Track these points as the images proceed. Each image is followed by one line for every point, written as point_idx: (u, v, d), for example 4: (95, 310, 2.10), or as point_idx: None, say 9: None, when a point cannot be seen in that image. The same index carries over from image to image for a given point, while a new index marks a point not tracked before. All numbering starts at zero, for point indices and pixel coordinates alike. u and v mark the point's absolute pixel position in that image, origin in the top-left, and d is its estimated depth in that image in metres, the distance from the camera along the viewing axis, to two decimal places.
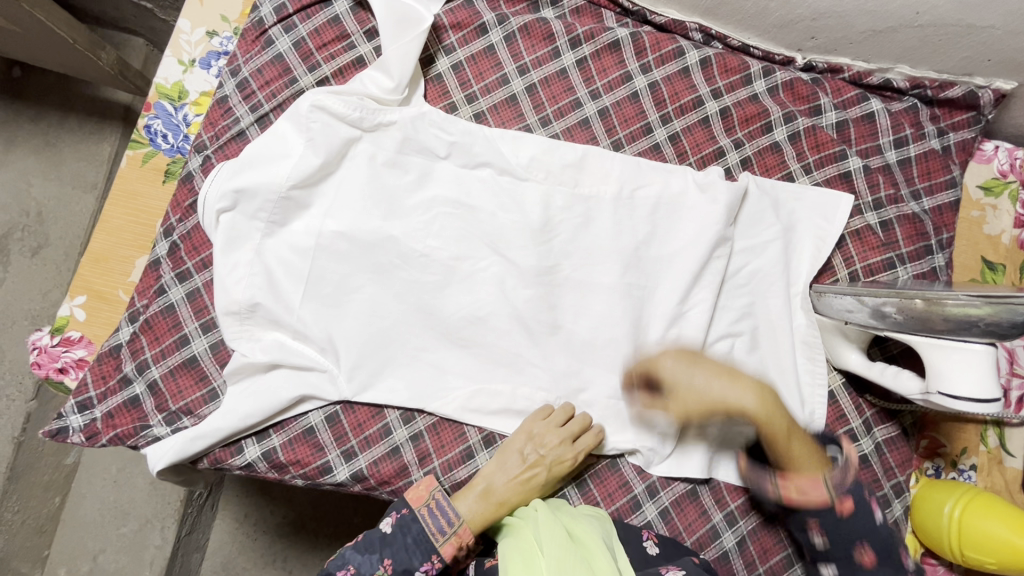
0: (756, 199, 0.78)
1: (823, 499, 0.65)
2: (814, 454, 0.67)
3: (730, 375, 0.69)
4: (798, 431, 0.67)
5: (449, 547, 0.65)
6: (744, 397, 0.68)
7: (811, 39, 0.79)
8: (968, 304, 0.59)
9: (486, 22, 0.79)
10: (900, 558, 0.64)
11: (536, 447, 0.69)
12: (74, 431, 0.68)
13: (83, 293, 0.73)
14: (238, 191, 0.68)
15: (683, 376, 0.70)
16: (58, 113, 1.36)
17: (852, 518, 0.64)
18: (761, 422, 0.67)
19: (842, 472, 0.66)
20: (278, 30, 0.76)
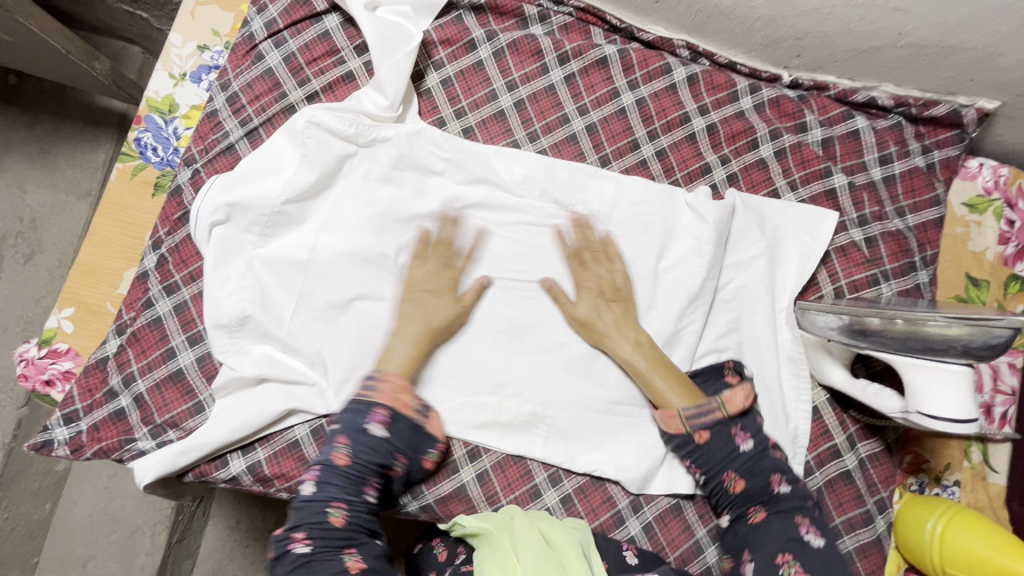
0: (741, 216, 0.79)
1: (678, 429, 0.69)
2: (687, 386, 0.70)
3: (627, 331, 0.72)
4: (674, 373, 0.71)
5: (386, 396, 0.66)
6: (641, 361, 0.71)
7: (796, 57, 0.80)
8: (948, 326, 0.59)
9: (475, 38, 0.80)
10: (794, 522, 0.63)
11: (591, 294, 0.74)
12: (60, 444, 0.67)
13: (70, 305, 0.73)
14: (232, 207, 0.70)
15: (586, 305, 0.73)
16: (54, 120, 1.37)
17: (709, 445, 0.68)
18: (638, 376, 0.71)
19: (707, 409, 0.68)
20: (268, 45, 0.76)
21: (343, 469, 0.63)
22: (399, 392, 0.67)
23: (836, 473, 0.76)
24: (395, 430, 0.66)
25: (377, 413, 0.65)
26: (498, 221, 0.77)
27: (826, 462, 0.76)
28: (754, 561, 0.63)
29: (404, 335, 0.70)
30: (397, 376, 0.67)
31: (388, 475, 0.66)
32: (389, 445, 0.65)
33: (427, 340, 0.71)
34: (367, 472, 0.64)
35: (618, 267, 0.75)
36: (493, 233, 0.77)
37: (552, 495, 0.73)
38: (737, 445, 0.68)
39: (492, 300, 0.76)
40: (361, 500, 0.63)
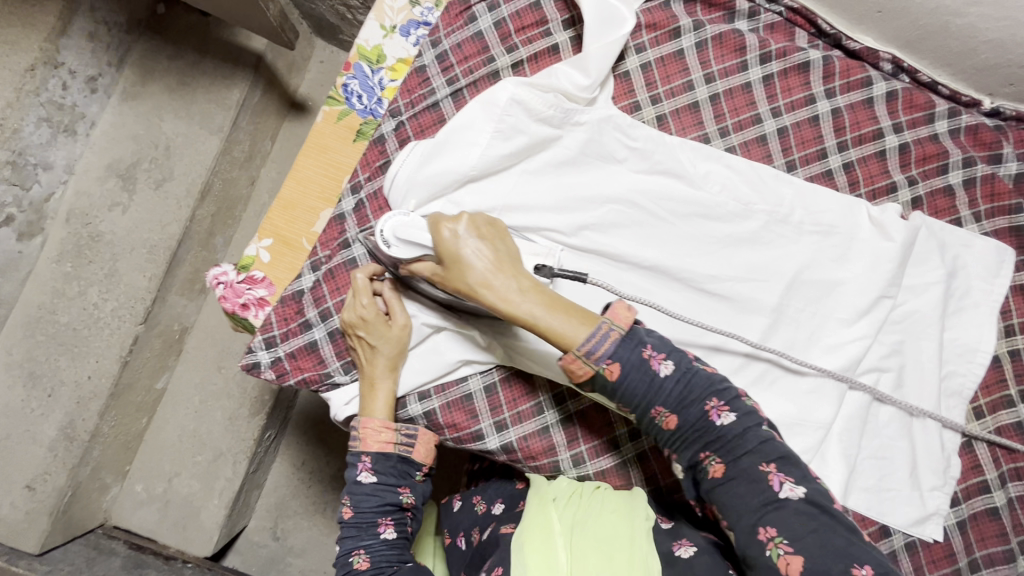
0: (923, 240, 0.78)
1: (587, 371, 0.60)
2: (582, 311, 0.62)
3: (503, 274, 0.63)
4: (570, 305, 0.62)
5: (369, 441, 0.69)
6: (533, 305, 0.61)
7: (1008, 86, 0.79)
8: (418, 235, 0.65)
9: (682, 26, 0.79)
10: (766, 476, 0.57)
11: (444, 232, 0.64)
12: (264, 367, 0.72)
13: (271, 237, 0.77)
14: (429, 179, 0.72)
15: (455, 242, 0.63)
16: (196, 52, 1.42)
17: (624, 379, 0.60)
18: (533, 324, 0.61)
19: (602, 334, 0.60)
20: (482, 7, 0.77)
21: (353, 521, 0.68)
22: (382, 433, 0.69)
23: (982, 507, 0.76)
24: (382, 469, 0.69)
25: (362, 461, 0.69)
26: (678, 213, 0.77)
27: (973, 495, 0.76)
28: (735, 530, 0.57)
29: (383, 372, 0.70)
30: (374, 419, 0.69)
31: (402, 510, 0.70)
32: (383, 488, 0.68)
33: (392, 370, 0.70)
34: (373, 517, 0.68)
35: (464, 221, 0.65)
36: (671, 224, 0.77)
37: None
38: (655, 371, 0.60)
39: (665, 292, 0.77)
40: (376, 542, 0.67)
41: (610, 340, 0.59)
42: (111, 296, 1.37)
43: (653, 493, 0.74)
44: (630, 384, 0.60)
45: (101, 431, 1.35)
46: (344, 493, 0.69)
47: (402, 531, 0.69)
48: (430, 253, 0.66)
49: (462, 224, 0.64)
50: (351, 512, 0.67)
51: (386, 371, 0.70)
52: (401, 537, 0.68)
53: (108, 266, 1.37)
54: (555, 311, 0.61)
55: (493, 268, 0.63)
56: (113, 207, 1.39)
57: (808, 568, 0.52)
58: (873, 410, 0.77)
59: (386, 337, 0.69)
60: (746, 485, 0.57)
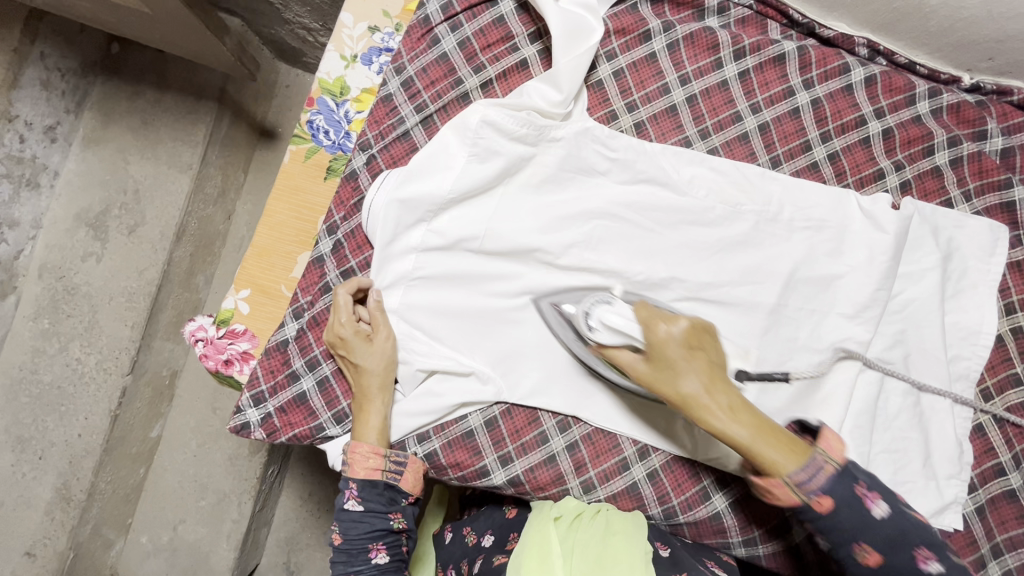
0: (916, 225, 0.76)
1: (792, 500, 0.56)
2: (795, 440, 0.56)
3: (714, 383, 0.58)
4: (781, 431, 0.57)
5: (357, 468, 0.67)
6: (739, 429, 0.56)
7: (987, 60, 0.77)
8: (625, 324, 0.61)
9: (651, 29, 0.77)
10: None
11: (665, 330, 0.59)
12: (254, 425, 0.69)
13: (248, 287, 0.74)
14: (405, 204, 0.69)
15: (675, 349, 0.58)
16: (157, 91, 1.38)
17: (835, 515, 0.55)
18: (743, 450, 0.56)
19: (818, 469, 0.55)
20: (444, 28, 0.75)
21: (343, 547, 0.67)
22: (369, 459, 0.67)
23: (1000, 491, 0.75)
24: (369, 497, 0.67)
25: (350, 488, 0.67)
26: (664, 222, 0.75)
27: (989, 479, 0.75)
28: None
29: (372, 393, 0.67)
30: (362, 443, 0.67)
31: (393, 533, 0.68)
32: (371, 515, 0.67)
33: (382, 391, 0.68)
34: (363, 544, 0.67)
35: (682, 321, 0.60)
36: (658, 234, 0.75)
37: (721, 498, 0.71)
38: (870, 510, 0.55)
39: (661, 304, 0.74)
40: (368, 568, 0.66)
41: (825, 474, 0.55)
42: (94, 348, 1.33)
43: (668, 513, 0.71)
44: (843, 521, 0.55)
45: (98, 487, 1.32)
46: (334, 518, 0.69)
47: (395, 554, 0.68)
48: (636, 346, 0.61)
49: (681, 325, 0.59)
50: (342, 540, 0.67)
51: (375, 390, 0.67)
52: (393, 560, 0.68)
53: (87, 319, 1.33)
54: (722, 422, 0.56)
55: (706, 384, 0.57)
56: (86, 257, 1.35)
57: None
58: (881, 402, 0.75)
59: (375, 355, 0.68)
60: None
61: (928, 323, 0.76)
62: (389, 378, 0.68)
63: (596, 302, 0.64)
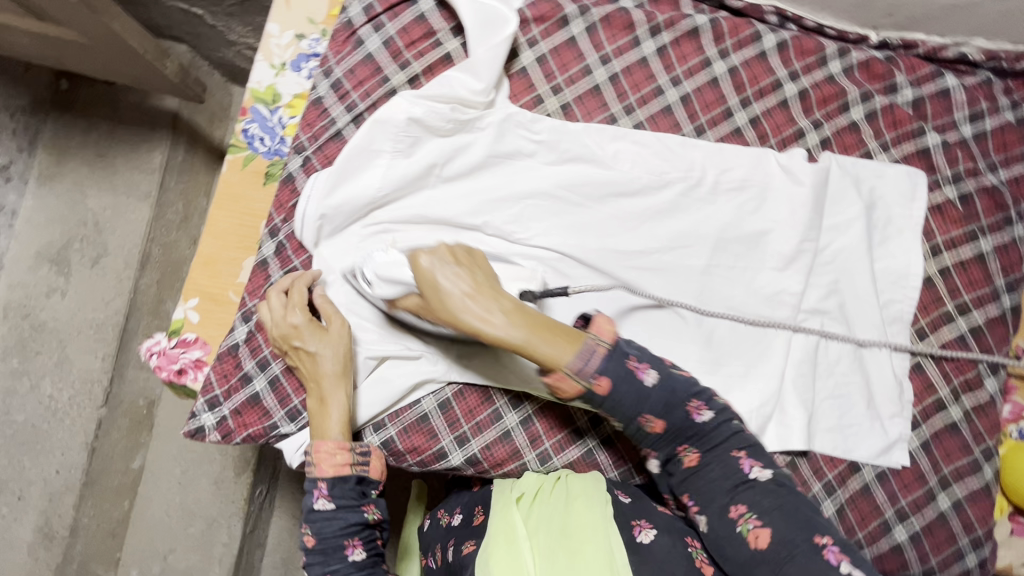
0: (838, 178, 0.80)
1: (575, 389, 0.57)
2: (568, 329, 0.57)
3: (487, 291, 0.58)
4: (552, 322, 0.58)
5: (324, 466, 0.64)
6: (515, 330, 0.56)
7: (887, 16, 0.82)
8: (393, 271, 0.64)
9: (568, 14, 0.80)
10: (734, 459, 0.60)
11: (420, 257, 0.60)
12: (209, 430, 0.70)
13: (196, 296, 0.75)
14: (338, 206, 0.72)
15: (434, 269, 0.59)
16: (109, 122, 1.39)
17: (614, 393, 0.57)
18: (522, 352, 0.56)
19: (591, 350, 0.57)
20: (367, 29, 0.77)
21: (318, 548, 0.64)
22: (336, 456, 0.65)
23: (942, 424, 0.78)
24: (341, 494, 0.65)
25: (318, 487, 0.64)
26: (593, 196, 0.77)
27: (931, 414, 0.78)
28: (705, 514, 0.60)
29: (333, 384, 0.67)
30: (327, 440, 0.66)
31: (369, 527, 0.66)
32: (344, 511, 0.64)
33: (341, 380, 0.68)
34: (338, 541, 0.64)
35: (442, 249, 0.61)
36: (588, 208, 0.77)
37: None
38: (643, 380, 0.58)
39: (601, 276, 0.76)
40: (345, 566, 0.64)
41: (598, 354, 0.57)
42: (67, 384, 1.34)
43: (624, 476, 0.75)
44: (621, 397, 0.58)
45: (81, 523, 1.31)
46: (304, 521, 0.65)
47: (372, 548, 0.66)
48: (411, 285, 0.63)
49: (439, 251, 0.60)
50: (315, 541, 0.64)
51: (333, 379, 0.67)
52: (371, 554, 0.65)
53: (57, 354, 1.34)
54: (495, 325, 0.56)
55: (471, 293, 0.58)
56: (51, 293, 1.35)
57: (774, 539, 0.56)
58: (822, 350, 0.78)
59: (328, 345, 0.68)
60: (739, 482, 0.59)
61: (859, 270, 0.79)
62: (346, 367, 0.68)
63: (375, 258, 0.67)
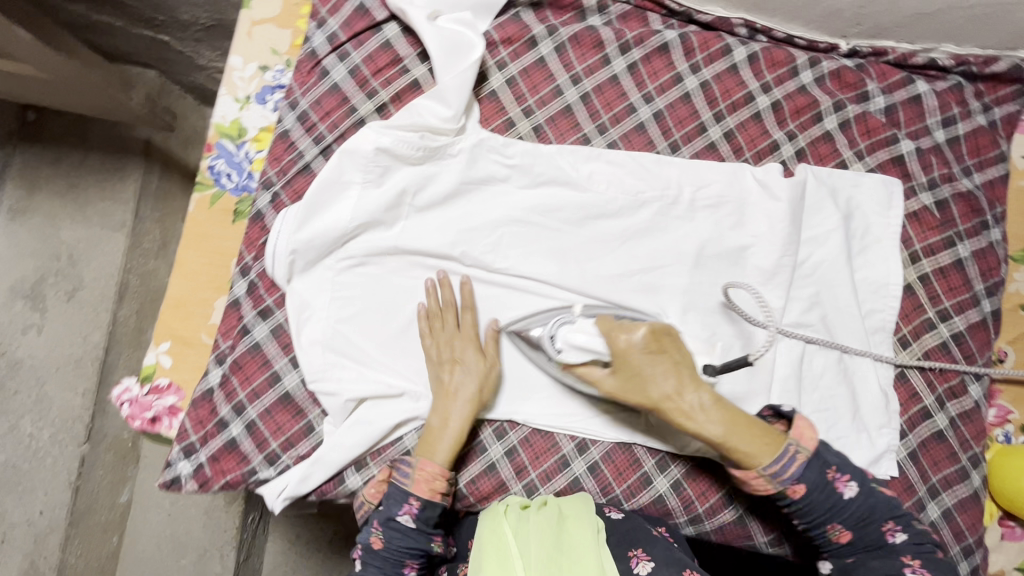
0: (814, 190, 0.79)
1: (767, 489, 0.61)
2: (768, 430, 0.61)
3: (693, 379, 0.62)
4: (755, 423, 0.61)
5: (422, 486, 0.65)
6: (713, 426, 0.61)
7: (856, 26, 0.82)
8: (589, 340, 0.65)
9: (536, 35, 0.79)
10: (897, 562, 0.59)
11: (621, 337, 0.63)
12: (186, 478, 0.69)
13: (167, 340, 0.74)
14: (308, 242, 0.70)
15: (638, 355, 0.63)
16: (79, 152, 1.35)
17: (807, 499, 0.60)
18: (717, 446, 0.61)
19: (788, 456, 0.60)
20: (332, 59, 0.75)
21: (380, 552, 0.64)
22: (435, 481, 0.66)
23: (929, 433, 0.78)
24: (424, 517, 0.65)
25: (410, 504, 0.65)
26: (569, 220, 0.76)
27: (917, 423, 0.78)
28: None
29: (461, 408, 0.67)
30: (435, 463, 0.66)
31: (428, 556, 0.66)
32: (419, 534, 0.65)
33: (470, 406, 0.68)
34: (399, 556, 0.64)
35: (641, 328, 0.64)
36: (565, 232, 0.76)
37: (662, 480, 0.73)
38: (840, 493, 0.60)
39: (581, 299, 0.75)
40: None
41: (799, 462, 0.60)
42: (46, 422, 1.30)
43: (612, 503, 0.73)
44: (812, 504, 0.60)
45: (68, 563, 1.29)
46: (378, 519, 0.65)
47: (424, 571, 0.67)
48: (601, 355, 0.65)
49: (641, 332, 0.63)
50: (382, 544, 0.64)
51: (462, 403, 0.68)
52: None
53: (36, 392, 1.31)
54: (703, 422, 0.61)
55: (678, 385, 0.62)
56: (26, 330, 1.32)
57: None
58: (805, 364, 0.77)
59: (475, 372, 0.69)
60: (869, 540, 0.61)
61: (840, 281, 0.78)
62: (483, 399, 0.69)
63: (559, 325, 0.68)
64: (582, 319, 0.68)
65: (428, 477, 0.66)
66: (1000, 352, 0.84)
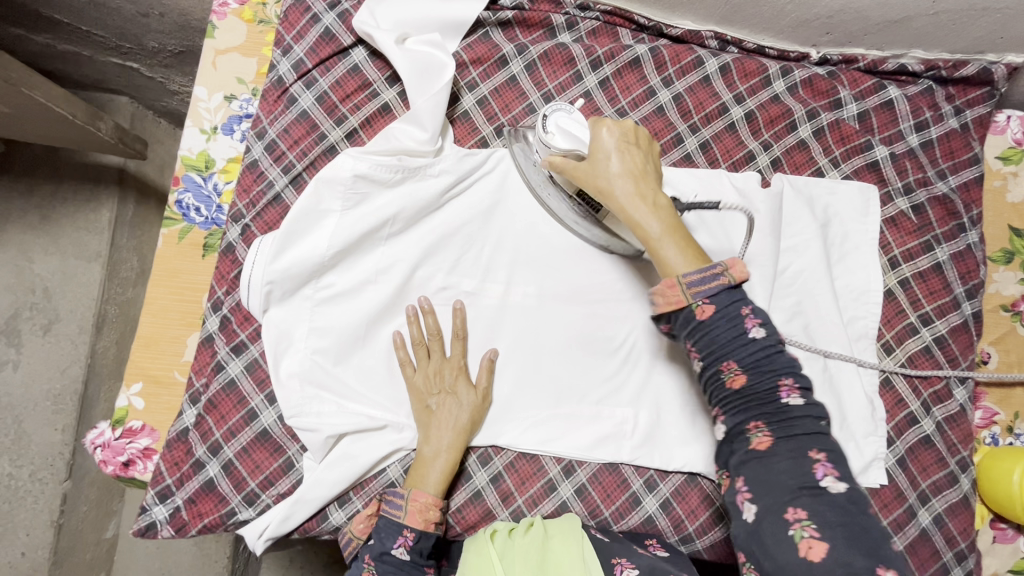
0: (790, 199, 0.79)
1: (679, 301, 0.53)
2: (702, 252, 0.55)
3: (650, 188, 0.59)
4: (692, 242, 0.56)
5: (416, 517, 0.64)
6: (653, 225, 0.57)
7: (826, 35, 0.82)
8: (579, 130, 0.63)
9: (506, 54, 0.78)
10: (809, 459, 0.49)
11: (604, 129, 0.61)
12: (162, 523, 0.67)
13: (139, 380, 0.72)
14: (285, 272, 0.68)
15: (609, 141, 0.61)
16: (50, 183, 1.32)
17: (713, 323, 0.52)
18: (647, 244, 0.57)
19: (713, 275, 0.52)
20: (299, 86, 0.74)
21: None
22: (428, 511, 0.64)
23: (916, 439, 0.77)
24: (418, 549, 0.63)
25: (404, 537, 0.63)
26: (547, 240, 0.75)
27: (905, 430, 0.77)
28: (758, 504, 0.49)
29: (446, 434, 0.67)
30: (424, 493, 0.65)
31: None
32: (414, 569, 0.63)
33: (456, 433, 0.68)
34: None
35: (623, 122, 0.62)
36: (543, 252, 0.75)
37: (650, 501, 0.73)
38: (746, 330, 0.51)
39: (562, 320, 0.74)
40: None
41: (715, 281, 0.52)
42: (25, 461, 1.27)
43: (601, 526, 0.72)
44: (716, 332, 0.52)
45: None
46: (366, 557, 0.62)
47: None
48: (581, 148, 0.63)
49: (620, 127, 0.61)
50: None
51: (450, 432, 0.67)
52: None
53: (14, 430, 1.28)
54: (642, 222, 0.57)
55: (631, 179, 0.59)
56: (2, 366, 1.29)
57: (832, 556, 0.45)
58: None
59: (461, 401, 0.69)
60: (766, 390, 0.51)
61: (822, 290, 0.78)
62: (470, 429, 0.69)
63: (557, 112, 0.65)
64: (580, 112, 0.65)
65: (422, 507, 0.64)
66: (983, 354, 0.84)
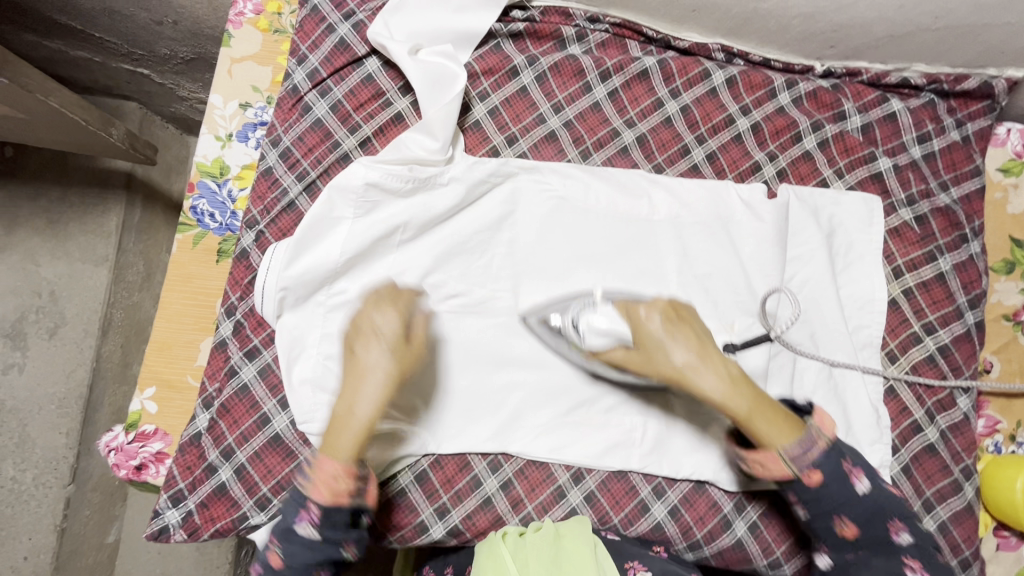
0: (796, 209, 0.80)
1: (783, 472, 0.63)
2: (788, 417, 0.64)
3: (711, 352, 0.65)
4: (772, 406, 0.64)
5: (322, 489, 0.58)
6: (739, 403, 0.63)
7: (830, 48, 0.83)
8: (612, 324, 0.68)
9: (517, 65, 0.80)
10: (898, 561, 0.62)
11: (647, 317, 0.66)
12: (175, 527, 0.68)
13: (153, 385, 0.74)
14: (298, 279, 0.69)
15: (659, 329, 0.65)
16: (58, 187, 1.33)
17: (823, 490, 0.62)
18: (738, 421, 0.63)
19: (810, 443, 0.63)
20: (313, 95, 0.75)
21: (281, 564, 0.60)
22: (339, 481, 0.58)
23: (921, 447, 0.78)
24: (329, 524, 0.59)
25: (308, 512, 0.58)
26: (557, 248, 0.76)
27: (909, 438, 0.78)
28: None
29: (370, 394, 0.60)
30: (336, 463, 0.58)
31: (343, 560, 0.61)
32: (323, 546, 0.59)
33: (380, 393, 0.60)
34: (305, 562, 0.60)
35: (659, 302, 0.68)
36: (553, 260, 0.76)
37: (659, 508, 0.73)
38: (855, 486, 0.63)
39: None
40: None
41: (818, 449, 0.62)
42: (29, 464, 1.27)
43: (610, 532, 0.73)
44: (832, 493, 0.62)
45: None
46: (275, 531, 0.60)
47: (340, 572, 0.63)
48: (624, 338, 0.68)
49: (660, 312, 0.66)
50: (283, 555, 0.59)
51: (370, 377, 0.61)
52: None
53: (18, 433, 1.27)
54: (713, 385, 0.63)
55: (696, 356, 0.64)
56: (6, 370, 1.29)
57: None
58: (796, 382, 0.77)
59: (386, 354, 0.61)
60: (876, 536, 0.63)
61: (827, 299, 0.79)
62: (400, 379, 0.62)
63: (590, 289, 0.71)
64: (602, 302, 0.70)
65: (333, 478, 0.58)
66: (985, 363, 0.85)
